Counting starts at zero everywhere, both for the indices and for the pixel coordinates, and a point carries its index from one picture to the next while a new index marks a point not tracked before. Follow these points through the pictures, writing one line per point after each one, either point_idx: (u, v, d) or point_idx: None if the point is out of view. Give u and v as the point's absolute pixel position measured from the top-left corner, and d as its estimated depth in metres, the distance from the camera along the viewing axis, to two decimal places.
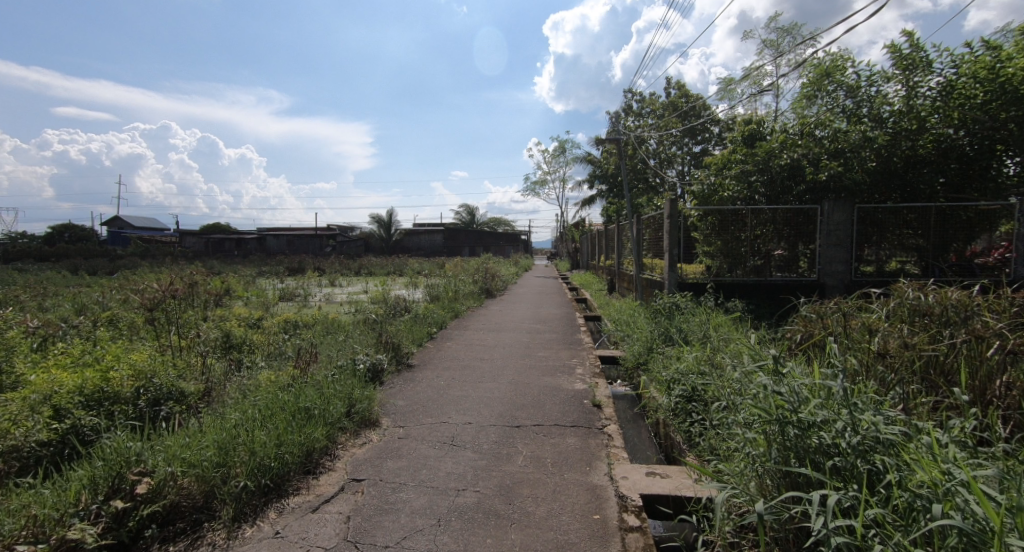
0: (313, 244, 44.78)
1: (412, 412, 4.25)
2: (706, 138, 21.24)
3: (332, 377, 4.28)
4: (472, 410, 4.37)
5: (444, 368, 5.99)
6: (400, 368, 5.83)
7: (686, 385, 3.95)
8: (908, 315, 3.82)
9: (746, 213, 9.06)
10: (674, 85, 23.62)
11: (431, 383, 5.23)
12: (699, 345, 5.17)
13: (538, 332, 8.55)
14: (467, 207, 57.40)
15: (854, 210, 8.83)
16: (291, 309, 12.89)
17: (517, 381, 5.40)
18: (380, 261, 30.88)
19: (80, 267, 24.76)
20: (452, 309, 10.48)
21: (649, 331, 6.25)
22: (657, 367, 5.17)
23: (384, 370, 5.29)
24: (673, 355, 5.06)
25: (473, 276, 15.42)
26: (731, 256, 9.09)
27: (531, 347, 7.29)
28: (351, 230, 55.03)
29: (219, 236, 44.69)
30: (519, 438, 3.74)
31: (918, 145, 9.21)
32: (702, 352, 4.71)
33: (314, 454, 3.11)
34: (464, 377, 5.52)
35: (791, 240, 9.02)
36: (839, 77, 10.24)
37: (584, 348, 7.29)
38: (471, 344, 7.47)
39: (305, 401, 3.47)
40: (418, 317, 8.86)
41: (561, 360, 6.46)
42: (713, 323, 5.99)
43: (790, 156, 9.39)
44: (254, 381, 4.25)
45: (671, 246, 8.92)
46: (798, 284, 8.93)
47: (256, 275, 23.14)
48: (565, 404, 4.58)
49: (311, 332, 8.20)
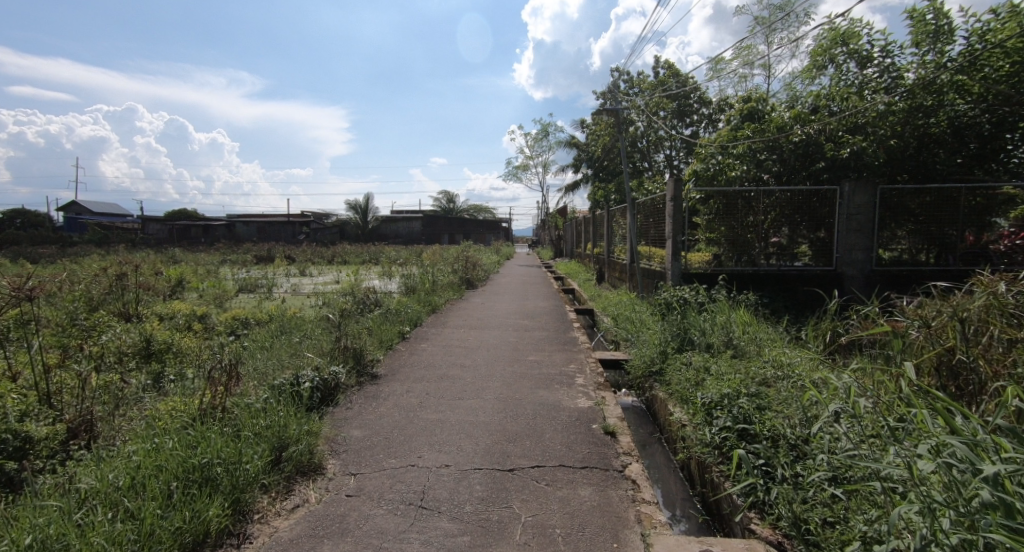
0: (285, 232, 42.86)
1: (370, 449, 3.23)
2: (695, 121, 20.43)
3: (261, 407, 3.17)
4: (450, 444, 3.34)
5: (417, 379, 4.96)
6: (362, 382, 4.73)
7: (733, 414, 2.99)
8: (1012, 319, 2.89)
9: (755, 195, 8.15)
10: (662, 64, 22.67)
11: (398, 403, 4.21)
12: (731, 359, 4.19)
13: (527, 330, 7.54)
14: (446, 194, 56.11)
15: (876, 192, 7.88)
16: (251, 302, 11.66)
17: (506, 397, 4.38)
18: (354, 249, 29.49)
19: (21, 254, 22.69)
20: (429, 303, 9.40)
21: (660, 333, 5.29)
22: (677, 381, 4.17)
23: (339, 386, 4.20)
24: (700, 369, 4.06)
25: (453, 265, 14.33)
26: (740, 245, 8.21)
27: (520, 349, 6.29)
28: (326, 217, 53.11)
29: (183, 223, 42.44)
30: (514, 493, 2.72)
31: (935, 124, 8.40)
32: (737, 370, 3.75)
33: (206, 543, 2.04)
34: (441, 394, 4.48)
35: (805, 226, 8.11)
36: (853, 45, 9.73)
37: (580, 350, 6.32)
38: (449, 345, 6.42)
39: (205, 453, 2.37)
40: (389, 314, 7.78)
41: (557, 366, 5.47)
42: (737, 326, 5.01)
43: (804, 131, 8.45)
44: (153, 413, 3.13)
45: (674, 232, 8.00)
46: (819, 276, 8.01)
47: (218, 264, 21.63)
48: (569, 433, 3.57)
49: (264, 332, 7.01)
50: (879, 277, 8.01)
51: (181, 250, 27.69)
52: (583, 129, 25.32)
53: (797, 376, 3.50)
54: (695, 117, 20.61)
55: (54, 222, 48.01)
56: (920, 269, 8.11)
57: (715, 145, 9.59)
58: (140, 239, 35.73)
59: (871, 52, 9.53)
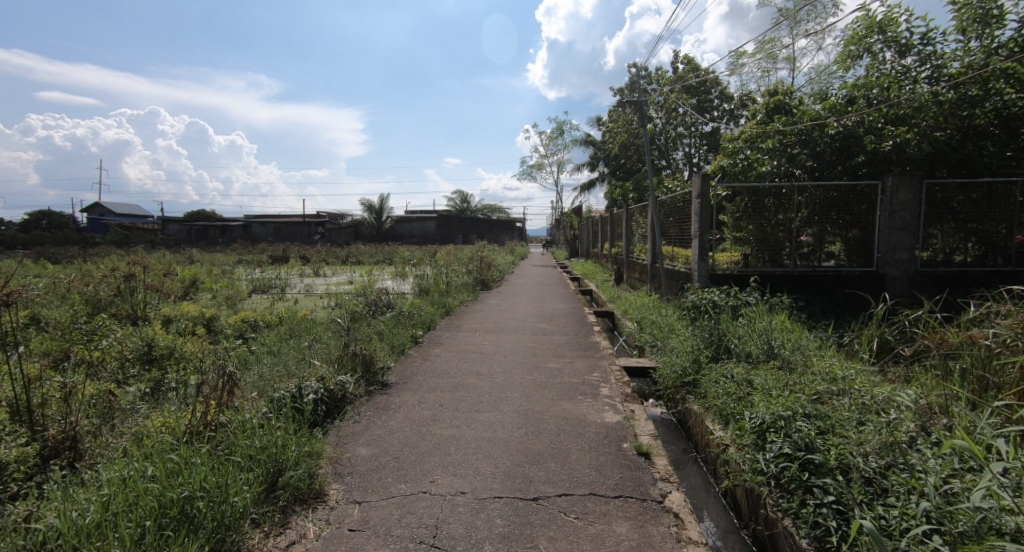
0: (300, 232, 43.08)
1: (378, 472, 2.91)
2: (716, 116, 19.87)
3: (258, 424, 2.87)
4: (467, 467, 3.01)
5: (430, 388, 4.64)
6: (371, 391, 4.43)
7: (790, 436, 2.60)
8: None
9: (788, 192, 7.70)
10: (682, 59, 22.14)
11: (410, 417, 3.90)
12: (776, 371, 3.78)
13: (546, 334, 7.19)
14: (460, 194, 56.26)
15: (922, 187, 7.30)
16: (263, 304, 11.49)
17: (526, 410, 4.04)
18: (368, 249, 29.42)
19: (42, 254, 22.99)
20: (443, 305, 9.10)
21: (692, 340, 4.90)
22: (715, 395, 3.79)
23: (345, 397, 3.90)
24: (741, 381, 3.66)
25: (467, 265, 14.04)
26: (770, 244, 7.75)
27: (539, 355, 5.94)
28: (341, 217, 53.36)
29: (202, 223, 42.92)
30: (540, 529, 2.38)
31: (979, 115, 7.57)
32: (786, 385, 3.35)
33: None
34: (456, 406, 4.15)
35: (842, 224, 7.61)
36: (891, 33, 9.18)
37: (602, 356, 5.95)
38: (464, 351, 6.10)
39: (187, 485, 2.06)
40: (402, 316, 7.49)
41: (578, 374, 5.12)
42: (778, 333, 4.59)
43: (841, 123, 7.95)
44: (142, 426, 2.85)
45: (701, 231, 7.58)
46: (858, 277, 7.48)
47: (233, 264, 21.64)
48: (597, 455, 3.22)
49: (273, 335, 6.77)
50: (925, 278, 7.43)
51: (198, 251, 27.88)
52: (600, 127, 24.93)
53: (857, 393, 3.09)
54: (716, 113, 20.09)
55: (76, 222, 48.90)
56: (970, 270, 7.48)
57: (743, 139, 9.12)
58: (158, 239, 36.15)
59: (911, 40, 9.00)
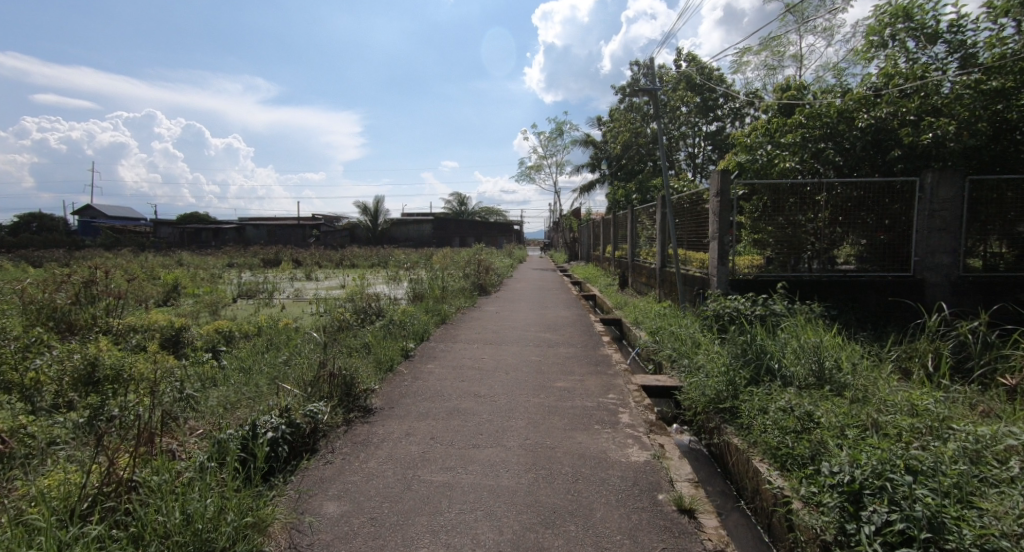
0: (295, 235, 42.38)
1: (347, 543, 2.21)
2: (720, 115, 19.31)
3: (187, 483, 2.17)
4: (463, 533, 2.32)
5: (420, 414, 3.95)
6: (349, 420, 3.74)
7: (901, 505, 1.92)
8: None
9: (814, 190, 7.07)
10: (685, 57, 21.60)
11: (394, 455, 3.20)
12: (839, 402, 3.10)
13: (551, 346, 6.50)
14: (457, 196, 55.65)
15: (965, 183, 6.63)
16: (247, 310, 10.83)
17: (534, 446, 3.36)
18: (362, 252, 28.75)
19: (26, 257, 22.31)
20: (438, 312, 8.45)
21: (724, 359, 4.22)
22: (765, 429, 3.12)
23: (313, 432, 3.21)
24: (799, 411, 2.98)
25: (465, 269, 13.38)
26: (794, 247, 7.13)
27: (545, 372, 5.25)
28: (337, 220, 52.70)
29: (195, 226, 42.21)
30: None
31: (1012, 109, 6.76)
32: (862, 424, 2.68)
33: None
34: (450, 439, 3.46)
35: (873, 225, 6.98)
36: (917, 20, 8.57)
37: (616, 372, 5.29)
38: (460, 366, 5.43)
39: None
40: (393, 325, 6.82)
41: (592, 396, 4.44)
42: (828, 351, 3.92)
43: (871, 115, 7.29)
44: (31, 485, 2.16)
45: (719, 232, 6.96)
46: (893, 283, 6.80)
47: (222, 267, 20.97)
48: (628, 512, 2.54)
49: (247, 348, 6.08)
50: (969, 284, 6.68)
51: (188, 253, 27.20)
52: (601, 127, 24.42)
53: (961, 438, 2.40)
54: (720, 112, 19.53)
55: (66, 224, 47.97)
56: (1019, 276, 6.71)
57: (763, 134, 8.51)
58: (149, 241, 35.49)
59: (938, 26, 8.42)
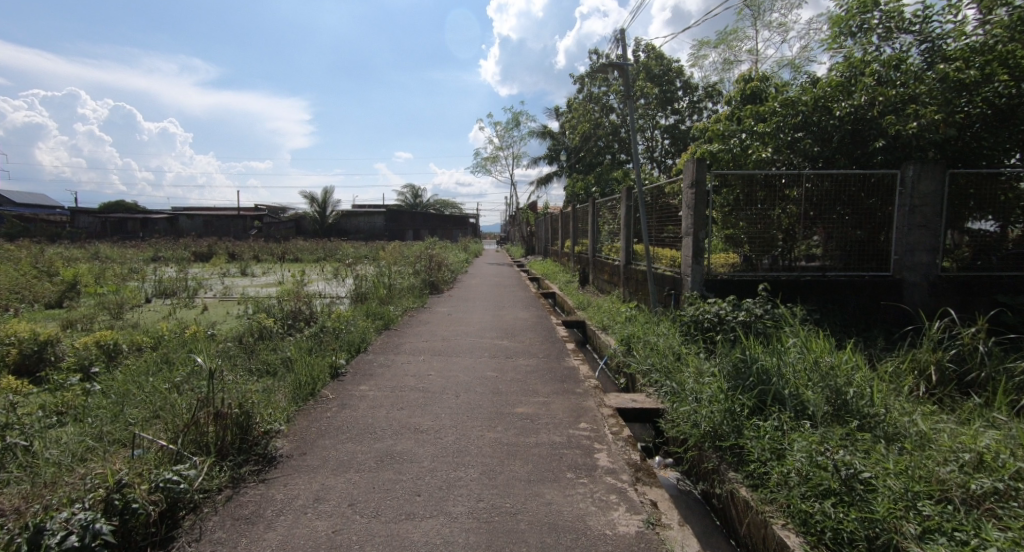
0: (234, 226, 39.56)
1: None
2: (678, 108, 19.02)
3: None
4: None
5: (339, 464, 3.01)
6: (236, 481, 2.74)
7: None
8: None
9: (792, 182, 6.55)
10: (643, 49, 21.24)
11: (290, 540, 2.25)
12: (881, 452, 2.41)
13: (508, 357, 5.65)
14: (410, 187, 53.96)
15: (945, 178, 6.29)
16: (160, 312, 9.40)
17: (488, 513, 2.48)
18: (308, 244, 27.00)
19: None
20: (381, 316, 7.44)
21: (719, 381, 3.49)
22: (790, 483, 2.38)
23: (159, 519, 2.20)
24: (838, 465, 2.26)
25: (414, 266, 12.30)
26: (771, 244, 6.61)
27: (503, 393, 4.38)
28: (282, 211, 49.95)
29: (119, 215, 38.54)
30: None
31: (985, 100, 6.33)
32: (935, 498, 1.97)
33: None
34: (374, 507, 2.53)
35: (851, 221, 6.55)
36: (887, 8, 8.21)
37: (586, 392, 4.49)
38: (401, 388, 4.49)
39: None
40: (323, 334, 5.77)
41: (560, 429, 3.61)
42: (842, 372, 3.24)
43: (848, 104, 6.79)
44: None
45: (695, 228, 6.36)
46: (872, 283, 6.41)
47: (144, 260, 18.90)
48: None
49: (130, 368, 4.88)
50: (947, 284, 6.37)
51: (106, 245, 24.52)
52: (558, 118, 23.80)
53: None
54: (678, 105, 19.22)
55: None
56: (996, 275, 6.42)
57: (734, 123, 7.99)
58: (63, 231, 32.05)
59: (906, 16, 8.09)
